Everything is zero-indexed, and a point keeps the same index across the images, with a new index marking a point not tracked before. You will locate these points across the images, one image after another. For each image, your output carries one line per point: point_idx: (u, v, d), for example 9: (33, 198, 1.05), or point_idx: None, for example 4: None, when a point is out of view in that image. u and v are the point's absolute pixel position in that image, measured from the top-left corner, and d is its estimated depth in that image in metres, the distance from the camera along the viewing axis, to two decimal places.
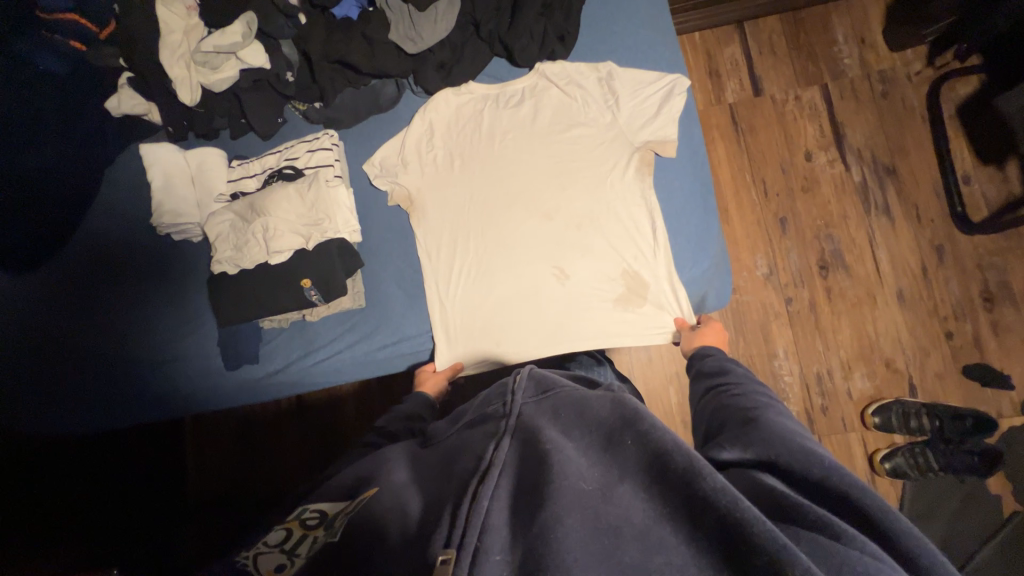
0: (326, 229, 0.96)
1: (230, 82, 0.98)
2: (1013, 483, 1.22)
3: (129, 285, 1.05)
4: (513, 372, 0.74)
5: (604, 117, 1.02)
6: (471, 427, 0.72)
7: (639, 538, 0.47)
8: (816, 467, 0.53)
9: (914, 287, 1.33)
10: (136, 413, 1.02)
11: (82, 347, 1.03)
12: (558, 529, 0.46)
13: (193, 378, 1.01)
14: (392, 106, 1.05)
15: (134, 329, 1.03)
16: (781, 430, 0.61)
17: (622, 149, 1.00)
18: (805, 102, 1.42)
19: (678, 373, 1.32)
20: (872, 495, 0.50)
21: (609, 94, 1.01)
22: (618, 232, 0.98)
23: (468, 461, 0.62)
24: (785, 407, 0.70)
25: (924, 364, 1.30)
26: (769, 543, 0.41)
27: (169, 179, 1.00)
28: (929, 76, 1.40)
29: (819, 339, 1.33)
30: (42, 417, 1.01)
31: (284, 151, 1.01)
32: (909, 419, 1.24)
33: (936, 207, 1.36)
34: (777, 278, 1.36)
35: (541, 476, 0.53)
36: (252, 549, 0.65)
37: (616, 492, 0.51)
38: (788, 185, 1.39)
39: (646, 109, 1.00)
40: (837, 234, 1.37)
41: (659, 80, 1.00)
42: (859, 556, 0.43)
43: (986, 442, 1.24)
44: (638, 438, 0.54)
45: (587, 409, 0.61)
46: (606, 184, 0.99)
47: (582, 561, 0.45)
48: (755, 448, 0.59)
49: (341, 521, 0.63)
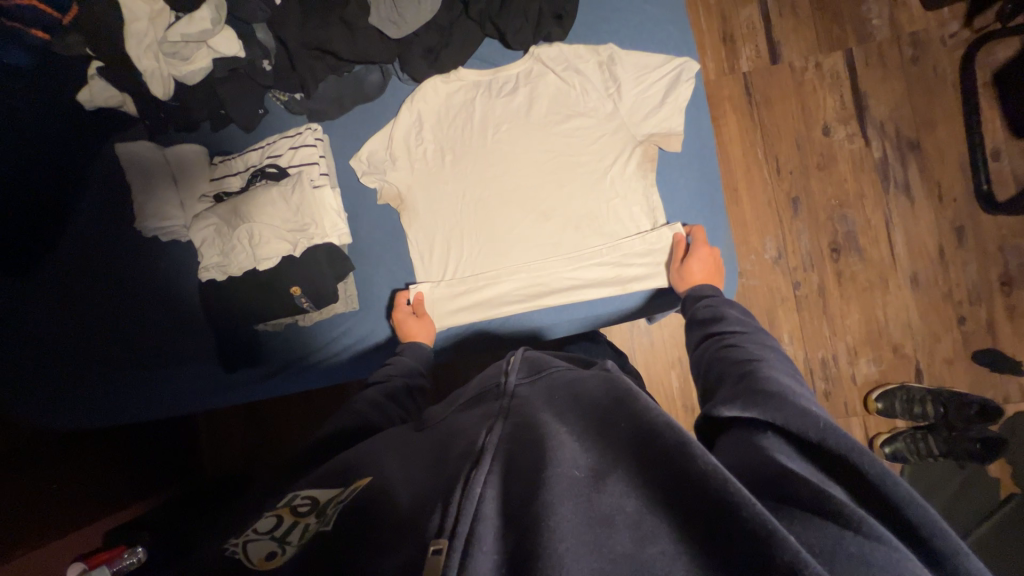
0: (313, 232, 0.94)
1: (203, 74, 0.92)
2: (1013, 466, 1.22)
3: (126, 283, 1.06)
4: (508, 354, 0.76)
5: (605, 106, 0.95)
6: (466, 408, 0.70)
7: (632, 526, 0.42)
8: (815, 428, 0.47)
9: (930, 271, 1.28)
10: (135, 410, 1.06)
11: (85, 344, 1.07)
12: (548, 517, 0.42)
13: (191, 376, 1.04)
14: (379, 94, 1.00)
15: (134, 327, 1.06)
16: (781, 388, 0.55)
17: (623, 143, 0.94)
18: (827, 69, 1.31)
19: (681, 359, 1.30)
20: (875, 461, 0.44)
21: (610, 81, 0.94)
22: (618, 232, 0.95)
23: (462, 443, 0.59)
24: (782, 357, 0.66)
25: (934, 349, 1.28)
26: (759, 527, 0.37)
27: (151, 178, 0.97)
28: (966, 38, 1.28)
29: (825, 324, 1.30)
30: (51, 413, 1.06)
31: (267, 147, 0.98)
32: (912, 406, 1.23)
33: (960, 185, 1.28)
34: (786, 261, 1.32)
35: (533, 460, 0.50)
36: (240, 536, 0.60)
37: (608, 480, 0.46)
38: (802, 163, 1.32)
39: (650, 99, 0.93)
40: (852, 214, 1.30)
41: (665, 64, 0.93)
42: (853, 538, 0.39)
43: (989, 426, 1.24)
44: (632, 416, 0.51)
45: (581, 393, 0.60)
46: (605, 182, 0.95)
47: (572, 551, 0.40)
48: (758, 406, 0.53)
49: (333, 510, 0.59)
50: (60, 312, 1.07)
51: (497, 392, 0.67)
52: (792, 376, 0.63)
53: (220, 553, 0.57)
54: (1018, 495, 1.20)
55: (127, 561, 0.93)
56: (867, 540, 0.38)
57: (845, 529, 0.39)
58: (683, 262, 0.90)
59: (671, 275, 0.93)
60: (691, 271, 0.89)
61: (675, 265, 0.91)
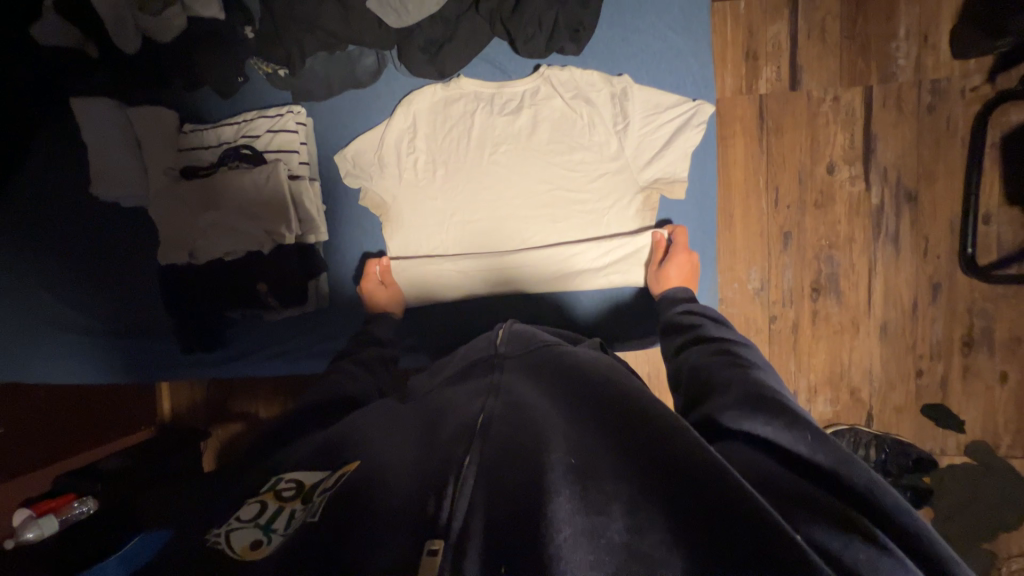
0: (284, 234, 0.90)
1: (177, 31, 0.90)
2: (937, 512, 1.31)
3: (101, 243, 1.04)
4: (495, 327, 0.77)
5: (610, 143, 0.94)
6: (453, 381, 0.70)
7: (628, 514, 0.43)
8: (807, 443, 0.49)
9: (900, 322, 1.31)
10: (121, 371, 1.05)
11: (66, 293, 1.05)
12: (546, 506, 0.43)
13: (164, 353, 1.04)
14: (372, 81, 0.96)
15: (112, 287, 1.05)
16: (774, 393, 0.58)
17: (625, 186, 0.95)
18: (843, 104, 1.28)
19: (650, 376, 1.24)
20: (864, 474, 0.46)
21: (620, 115, 0.93)
22: (601, 276, 0.98)
23: (454, 421, 0.58)
24: (765, 365, 0.69)
25: (887, 397, 1.33)
26: (773, 526, 0.38)
27: (111, 141, 0.93)
28: (985, 93, 1.25)
29: (792, 360, 1.34)
30: (49, 368, 1.06)
31: (244, 125, 0.93)
32: (856, 448, 1.30)
33: (946, 243, 1.29)
34: (767, 294, 1.33)
35: (525, 447, 0.50)
36: (222, 526, 0.57)
37: (601, 469, 0.47)
38: (801, 197, 1.30)
39: (654, 141, 0.94)
40: (838, 256, 1.31)
41: (679, 105, 0.93)
42: (863, 545, 0.40)
43: (924, 476, 1.30)
44: (626, 401, 0.53)
45: (574, 372, 0.61)
46: (600, 224, 0.96)
47: (570, 541, 0.41)
48: (758, 413, 0.54)
49: (320, 498, 0.56)
50: (35, 261, 1.04)
51: (488, 366, 0.67)
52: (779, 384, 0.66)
53: (204, 542, 0.55)
54: None
55: (75, 511, 0.91)
56: (874, 549, 0.40)
57: (852, 537, 0.41)
58: (661, 265, 0.94)
59: (648, 277, 0.96)
60: (667, 275, 0.93)
61: (653, 269, 0.95)
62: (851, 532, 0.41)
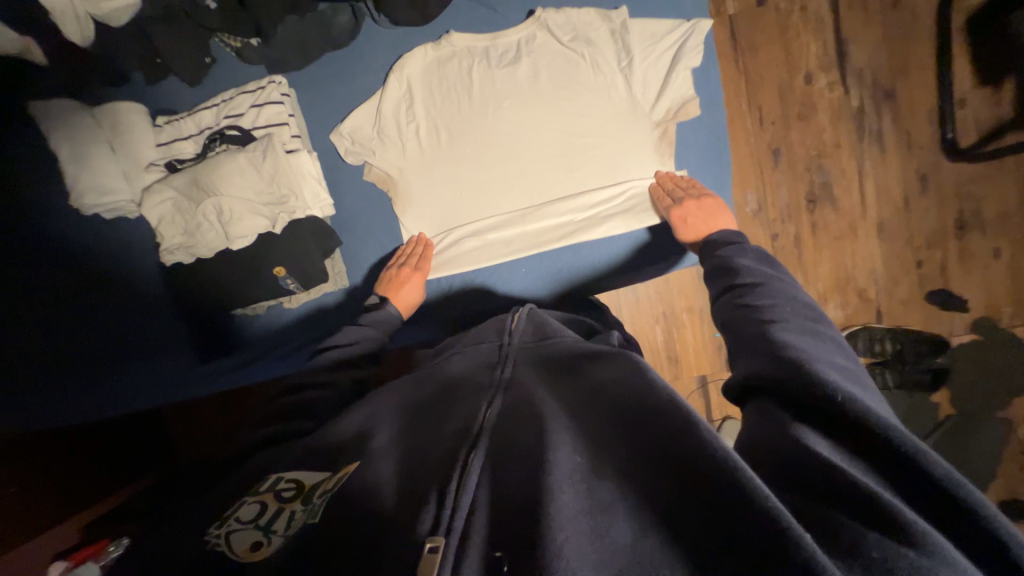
0: (295, 205, 0.94)
1: (129, 12, 0.87)
2: (953, 391, 1.37)
3: (87, 269, 0.99)
4: (513, 310, 0.82)
5: (616, 84, 0.97)
6: (466, 368, 0.70)
7: (631, 518, 0.43)
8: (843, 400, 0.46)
9: (895, 218, 1.35)
10: (146, 392, 1.04)
11: (61, 330, 0.97)
12: (548, 503, 0.42)
13: (175, 370, 1.05)
14: (351, 41, 0.99)
15: (101, 314, 0.99)
16: (799, 346, 0.55)
17: (641, 123, 0.97)
18: (812, 12, 1.28)
19: (666, 313, 1.21)
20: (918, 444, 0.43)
21: (623, 50, 0.96)
22: (622, 211, 0.99)
23: (456, 420, 0.57)
24: (813, 306, 0.64)
25: (893, 292, 1.37)
26: (772, 517, 0.36)
27: (81, 147, 0.90)
28: None
29: (799, 273, 1.37)
30: (55, 410, 0.98)
31: (224, 106, 0.96)
32: (873, 344, 1.36)
33: (928, 134, 1.32)
34: (765, 214, 1.34)
35: (530, 443, 0.50)
36: (221, 524, 0.53)
37: (604, 470, 0.47)
38: (784, 112, 1.31)
39: (658, 70, 0.96)
40: (828, 165, 1.33)
41: (679, 30, 0.95)
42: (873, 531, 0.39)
43: (936, 360, 1.37)
44: (637, 387, 0.52)
45: (587, 368, 0.61)
46: (620, 163, 0.98)
47: (572, 540, 0.40)
48: (783, 362, 0.52)
49: (321, 501, 0.53)
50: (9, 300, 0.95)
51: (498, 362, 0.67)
52: (822, 324, 0.61)
53: (200, 544, 0.51)
54: (953, 416, 1.36)
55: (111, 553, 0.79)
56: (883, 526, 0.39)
57: (862, 523, 0.39)
58: (711, 207, 0.91)
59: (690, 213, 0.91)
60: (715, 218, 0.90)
61: (700, 210, 0.91)
62: (846, 509, 0.41)
